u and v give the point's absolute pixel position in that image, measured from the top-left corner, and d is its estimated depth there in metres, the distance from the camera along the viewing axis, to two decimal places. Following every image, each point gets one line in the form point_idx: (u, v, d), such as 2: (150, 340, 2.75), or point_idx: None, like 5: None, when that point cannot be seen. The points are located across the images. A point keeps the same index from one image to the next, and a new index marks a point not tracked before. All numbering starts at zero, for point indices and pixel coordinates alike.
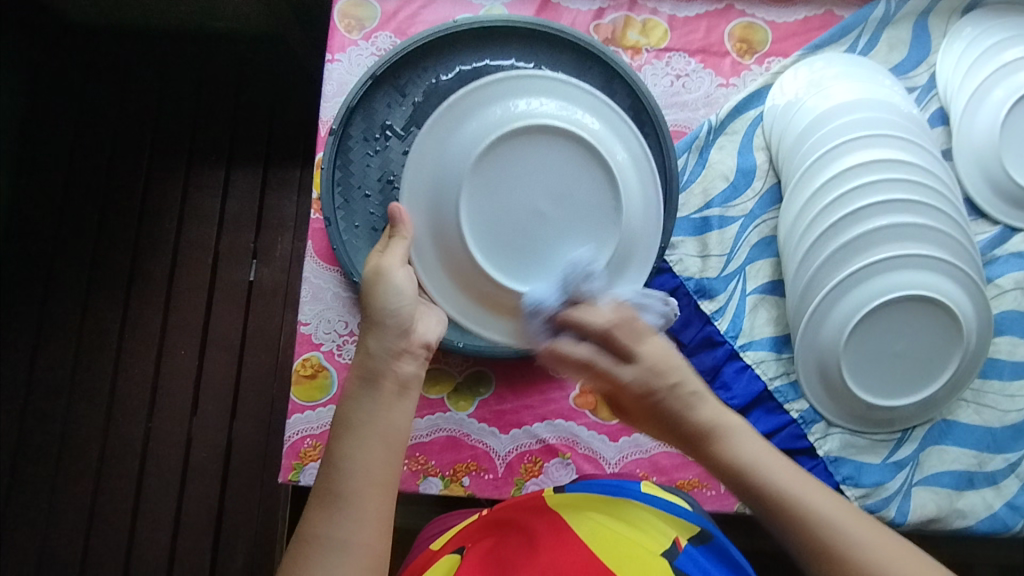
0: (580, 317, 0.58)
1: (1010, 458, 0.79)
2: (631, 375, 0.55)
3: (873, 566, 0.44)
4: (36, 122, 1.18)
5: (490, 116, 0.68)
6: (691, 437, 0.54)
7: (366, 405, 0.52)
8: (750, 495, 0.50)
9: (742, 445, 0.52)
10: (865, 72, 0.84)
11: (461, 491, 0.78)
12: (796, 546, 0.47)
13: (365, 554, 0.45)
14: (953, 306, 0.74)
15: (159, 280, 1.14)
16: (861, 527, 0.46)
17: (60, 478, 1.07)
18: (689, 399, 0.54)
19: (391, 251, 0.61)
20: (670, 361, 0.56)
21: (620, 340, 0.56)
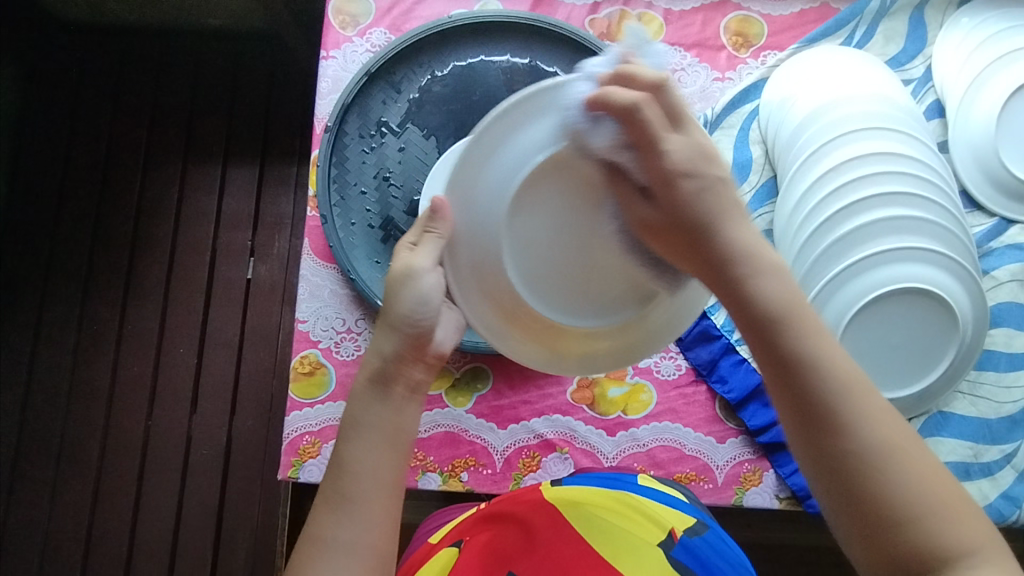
0: (609, 91, 0.47)
1: (1006, 450, 0.79)
2: (672, 153, 0.47)
3: (869, 449, 0.40)
4: (32, 121, 1.18)
5: (546, 128, 0.52)
6: (718, 259, 0.46)
7: (375, 409, 0.49)
8: (768, 339, 0.44)
9: (771, 284, 0.45)
10: (861, 65, 0.84)
11: (459, 486, 0.78)
12: (795, 406, 0.42)
13: (371, 555, 0.45)
14: (949, 298, 0.75)
15: (157, 278, 1.14)
16: (872, 405, 0.41)
17: (60, 476, 1.08)
18: (721, 214, 0.47)
19: (422, 249, 0.53)
20: (713, 153, 0.49)
21: (653, 124, 0.47)
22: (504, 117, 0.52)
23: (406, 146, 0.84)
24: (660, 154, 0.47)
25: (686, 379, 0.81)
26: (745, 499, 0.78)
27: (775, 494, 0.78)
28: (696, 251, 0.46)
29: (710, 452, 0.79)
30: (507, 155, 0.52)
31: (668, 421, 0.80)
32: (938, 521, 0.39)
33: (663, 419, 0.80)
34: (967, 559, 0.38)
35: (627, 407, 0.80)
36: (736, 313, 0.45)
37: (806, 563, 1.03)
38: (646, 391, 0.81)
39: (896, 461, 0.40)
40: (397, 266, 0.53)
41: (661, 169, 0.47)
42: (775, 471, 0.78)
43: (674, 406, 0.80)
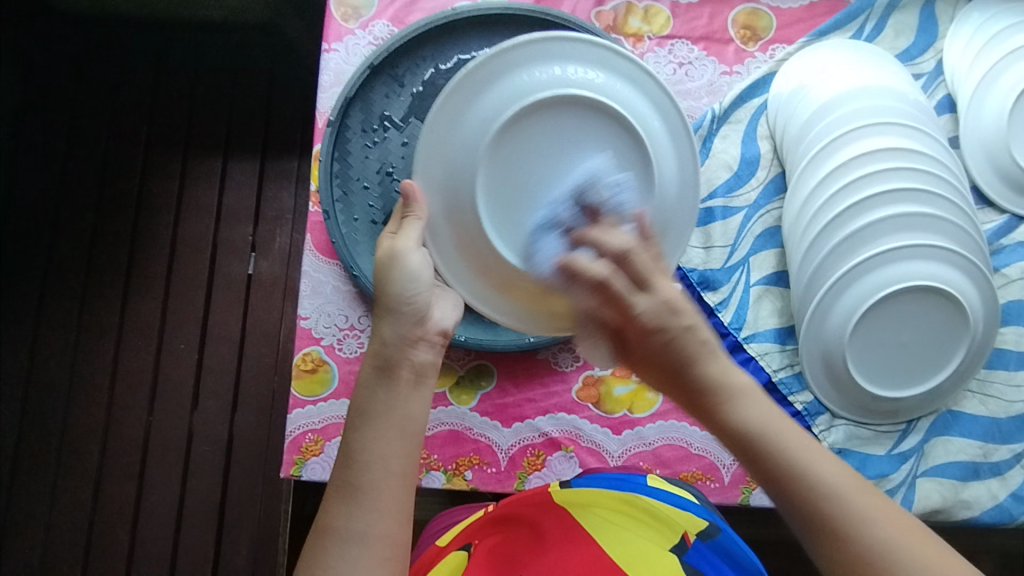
0: (597, 235, 0.50)
1: (1016, 449, 0.78)
2: (647, 305, 0.48)
3: (885, 549, 0.40)
4: (29, 114, 1.17)
5: (516, 84, 0.60)
6: (695, 392, 0.46)
7: (382, 396, 0.50)
8: (755, 459, 0.44)
9: (751, 409, 0.45)
10: (872, 59, 0.82)
11: (464, 485, 0.77)
12: (799, 520, 0.42)
13: (383, 545, 0.45)
14: (961, 296, 0.74)
15: (157, 273, 1.13)
16: (875, 505, 0.41)
17: (61, 472, 1.07)
18: (702, 347, 0.47)
19: (405, 234, 0.57)
20: (682, 299, 0.49)
21: (624, 280, 0.49)
22: (475, 78, 0.60)
23: (410, 141, 0.83)
24: (632, 312, 0.48)
25: None
26: (752, 498, 0.77)
27: None
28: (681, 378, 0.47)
29: (717, 451, 0.78)
30: (482, 108, 0.59)
31: (674, 419, 0.79)
32: None
33: (669, 417, 0.79)
34: None
35: (634, 405, 0.79)
36: (722, 440, 0.46)
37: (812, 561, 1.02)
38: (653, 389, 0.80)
39: (901, 558, 0.39)
40: (381, 251, 0.57)
41: (635, 321, 0.48)
42: None
43: None
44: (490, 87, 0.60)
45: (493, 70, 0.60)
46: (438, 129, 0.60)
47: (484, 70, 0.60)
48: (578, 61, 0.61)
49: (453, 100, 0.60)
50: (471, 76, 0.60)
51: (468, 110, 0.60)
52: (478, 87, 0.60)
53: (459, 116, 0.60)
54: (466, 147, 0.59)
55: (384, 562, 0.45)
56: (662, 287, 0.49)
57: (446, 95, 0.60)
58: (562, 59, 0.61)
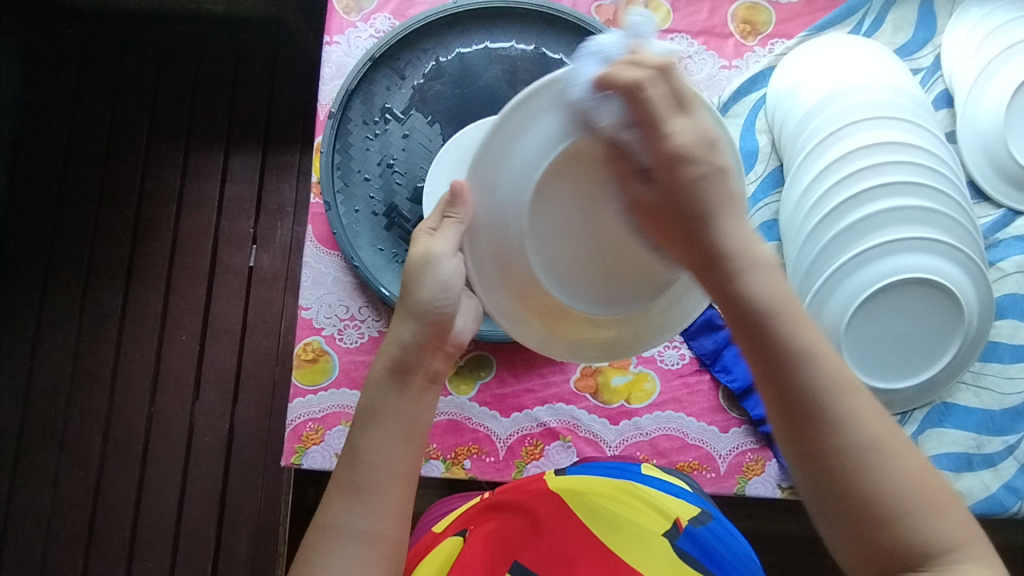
0: (619, 67, 0.46)
1: (1009, 441, 0.79)
2: (676, 134, 0.45)
3: (862, 447, 0.40)
4: (33, 106, 1.17)
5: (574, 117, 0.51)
6: (710, 254, 0.44)
7: (393, 400, 0.50)
8: (761, 334, 0.43)
9: (764, 280, 0.43)
10: (870, 54, 0.83)
11: (463, 474, 0.78)
12: (784, 404, 0.42)
13: (383, 544, 0.47)
14: (956, 289, 0.74)
15: (159, 265, 1.14)
16: (861, 400, 0.42)
17: (64, 461, 1.08)
18: (728, 200, 0.45)
19: (443, 234, 0.54)
20: (715, 143, 0.46)
21: (655, 103, 0.45)
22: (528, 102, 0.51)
23: (411, 133, 0.83)
24: (661, 135, 0.45)
25: (691, 368, 0.81)
26: (748, 488, 0.78)
27: (778, 483, 0.78)
28: (690, 237, 0.45)
29: (713, 441, 0.79)
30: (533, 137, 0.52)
31: (671, 410, 0.80)
32: (921, 516, 0.40)
33: (666, 408, 0.80)
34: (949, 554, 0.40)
35: (631, 396, 0.80)
36: (726, 309, 0.44)
37: (808, 553, 1.03)
38: (650, 379, 0.81)
39: (884, 457, 0.40)
40: (416, 250, 0.54)
41: (666, 153, 0.45)
42: (778, 460, 0.78)
43: (678, 395, 0.80)
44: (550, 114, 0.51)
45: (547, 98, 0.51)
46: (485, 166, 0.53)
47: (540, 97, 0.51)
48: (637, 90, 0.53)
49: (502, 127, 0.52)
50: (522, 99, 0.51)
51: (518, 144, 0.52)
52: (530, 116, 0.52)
53: (510, 148, 0.53)
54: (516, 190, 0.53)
55: (382, 561, 0.47)
56: (683, 126, 0.45)
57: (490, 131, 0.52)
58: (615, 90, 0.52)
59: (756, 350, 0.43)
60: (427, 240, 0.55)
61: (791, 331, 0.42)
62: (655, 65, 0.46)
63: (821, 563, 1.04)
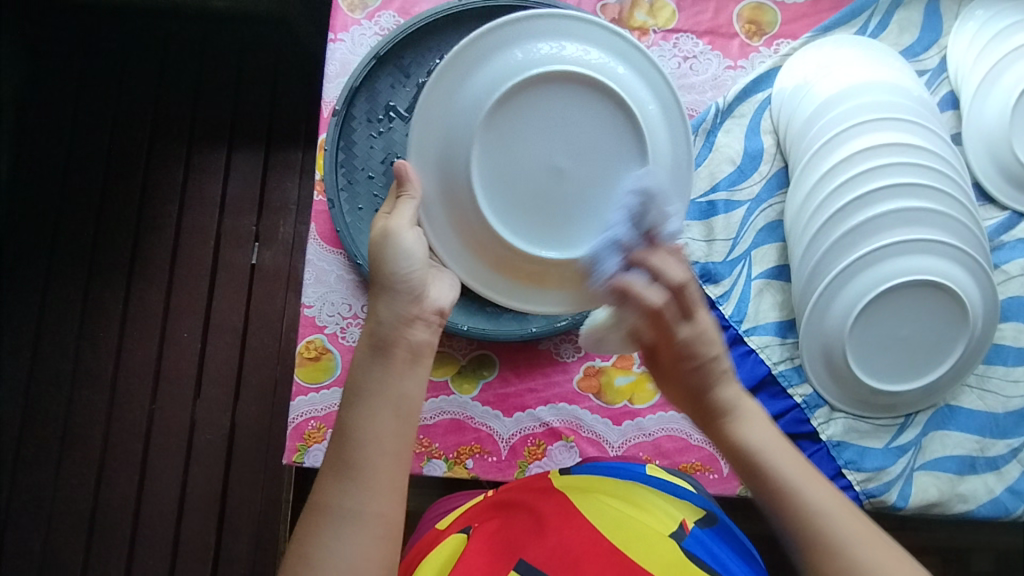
0: (653, 258, 0.53)
1: (1013, 444, 0.79)
2: (685, 333, 0.52)
3: (865, 569, 0.43)
4: (35, 102, 1.17)
5: (504, 63, 0.61)
6: (708, 410, 0.52)
7: (376, 374, 0.50)
8: (757, 483, 0.48)
9: (753, 429, 0.51)
10: (876, 55, 0.82)
11: (465, 473, 0.78)
12: (795, 544, 0.46)
13: (378, 524, 0.45)
14: (961, 291, 0.74)
15: (161, 262, 1.14)
16: (862, 536, 0.44)
17: (65, 458, 1.08)
18: (721, 374, 0.53)
19: (400, 213, 0.58)
20: (717, 335, 0.54)
21: (670, 314, 0.52)
22: (468, 55, 0.62)
23: None
24: (670, 335, 0.53)
25: None
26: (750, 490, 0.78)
27: None
28: (687, 387, 0.53)
29: None
30: (478, 83, 0.61)
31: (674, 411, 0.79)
32: None
33: (669, 409, 0.80)
34: None
35: (634, 396, 0.80)
36: (727, 456, 0.51)
37: None
38: None
39: None
40: (375, 230, 0.57)
41: (671, 342, 0.53)
42: None
43: None
44: (484, 63, 0.62)
45: (479, 54, 0.62)
46: (428, 116, 0.63)
47: (475, 48, 0.62)
48: (559, 39, 0.63)
49: (448, 77, 0.62)
50: (463, 54, 0.62)
51: (461, 88, 0.62)
52: (469, 67, 0.62)
53: (454, 94, 0.62)
54: (462, 124, 0.61)
55: (379, 540, 0.45)
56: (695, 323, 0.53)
57: (432, 84, 0.62)
58: (534, 39, 0.62)
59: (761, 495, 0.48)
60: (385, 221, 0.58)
61: (786, 476, 0.47)
62: (683, 271, 0.53)
63: None
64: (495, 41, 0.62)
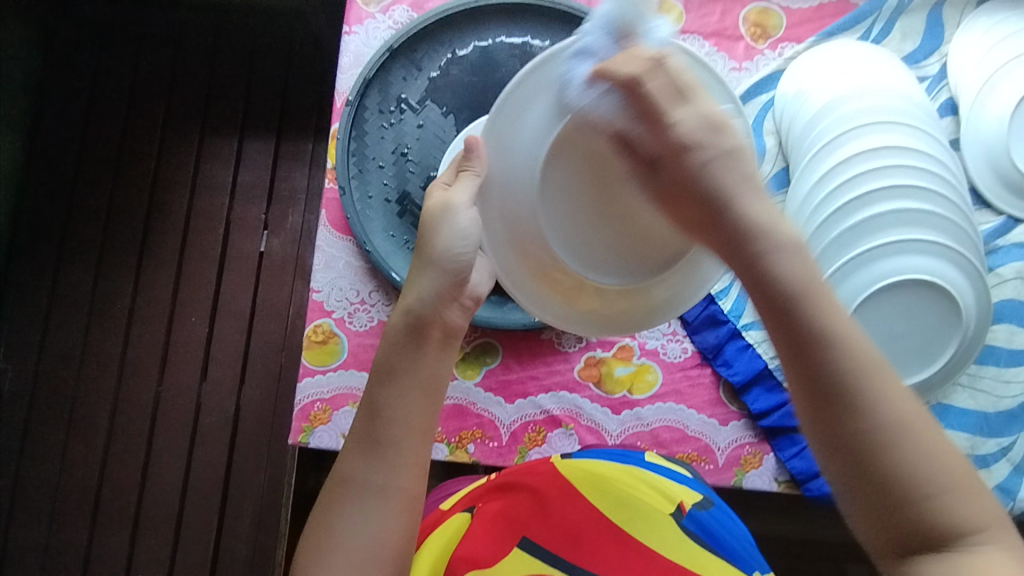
0: (612, 63, 0.46)
1: (1003, 443, 0.81)
2: (686, 117, 0.44)
3: (887, 431, 0.38)
4: (52, 85, 1.19)
5: (581, 81, 0.55)
6: (733, 234, 0.42)
7: (409, 357, 0.53)
8: (785, 317, 0.41)
9: (788, 266, 0.41)
10: (876, 61, 0.84)
11: (466, 457, 0.80)
12: (811, 388, 0.40)
13: (401, 498, 0.50)
14: (953, 291, 0.76)
15: (171, 246, 1.16)
16: (890, 384, 0.39)
17: (72, 435, 1.10)
18: (737, 181, 0.43)
19: (458, 188, 0.56)
20: (723, 119, 0.45)
21: (653, 87, 0.44)
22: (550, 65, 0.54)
23: (425, 123, 0.85)
24: (665, 130, 0.44)
25: (693, 361, 0.83)
26: (745, 481, 0.80)
27: (774, 477, 0.80)
28: (694, 191, 0.43)
29: (713, 433, 0.81)
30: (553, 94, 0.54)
31: (672, 402, 0.81)
32: (948, 498, 0.38)
33: (668, 400, 0.81)
34: (975, 536, 0.38)
35: (633, 387, 0.82)
36: (750, 286, 0.42)
37: (802, 554, 1.05)
38: (653, 371, 0.82)
39: (905, 440, 0.38)
40: (434, 202, 0.57)
41: (666, 138, 0.44)
42: (777, 454, 0.80)
43: (680, 387, 0.82)
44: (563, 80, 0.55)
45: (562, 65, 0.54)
46: (502, 122, 0.56)
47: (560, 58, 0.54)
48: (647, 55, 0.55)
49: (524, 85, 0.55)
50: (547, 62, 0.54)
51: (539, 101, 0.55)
52: (553, 73, 0.55)
53: (527, 103, 0.55)
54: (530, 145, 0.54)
55: (401, 513, 0.49)
56: (689, 111, 0.44)
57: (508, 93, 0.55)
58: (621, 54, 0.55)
59: (792, 341, 0.40)
60: (442, 193, 0.58)
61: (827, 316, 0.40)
62: (655, 54, 0.46)
63: (815, 564, 1.05)
64: (577, 53, 0.54)
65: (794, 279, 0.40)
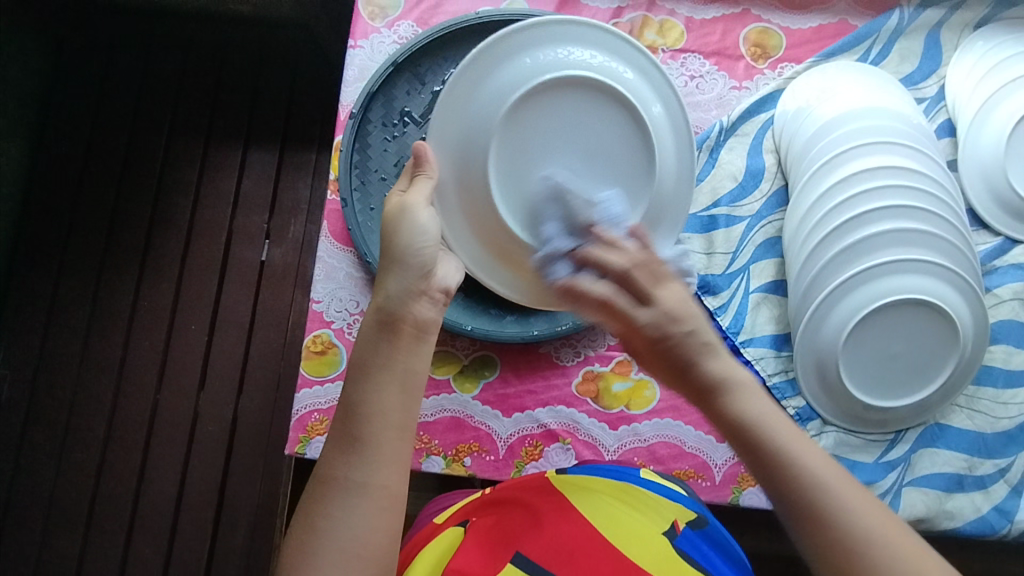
0: (596, 255, 0.52)
1: (1000, 464, 0.80)
2: (649, 316, 0.48)
3: (893, 564, 0.41)
4: (60, 94, 1.20)
5: (520, 65, 0.65)
6: (710, 398, 0.47)
7: (383, 351, 0.52)
8: (758, 466, 0.45)
9: (757, 413, 0.45)
10: (876, 81, 0.85)
11: (462, 471, 0.79)
12: (801, 527, 0.43)
13: (382, 495, 0.47)
14: (951, 312, 0.76)
15: (173, 254, 1.16)
16: (863, 511, 0.42)
17: (69, 441, 1.10)
18: (698, 340, 0.47)
19: (416, 191, 0.60)
20: (685, 297, 0.49)
21: (638, 279, 0.50)
22: (491, 56, 0.66)
23: None
24: (633, 323, 0.49)
25: None
26: (742, 498, 0.80)
27: None
28: (680, 369, 0.47)
29: (710, 450, 0.81)
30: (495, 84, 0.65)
31: (670, 418, 0.81)
32: None
33: (665, 415, 0.81)
34: None
35: (631, 402, 0.82)
36: (724, 433, 0.47)
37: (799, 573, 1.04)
38: (651, 387, 0.82)
39: (909, 572, 0.41)
40: (391, 205, 0.59)
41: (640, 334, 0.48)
42: None
43: (677, 403, 0.82)
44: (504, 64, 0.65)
45: (503, 52, 0.66)
46: (448, 111, 0.66)
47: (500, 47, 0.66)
48: (572, 43, 0.67)
49: (474, 69, 0.66)
50: (488, 52, 0.66)
51: (483, 87, 0.65)
52: (493, 63, 0.66)
53: (472, 94, 0.66)
54: (479, 128, 0.64)
55: (382, 511, 0.47)
56: (664, 290, 0.49)
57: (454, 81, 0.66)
58: (569, 42, 0.67)
59: (766, 484, 0.44)
60: (400, 196, 0.60)
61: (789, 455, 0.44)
62: (619, 264, 0.51)
63: None
64: (514, 43, 0.66)
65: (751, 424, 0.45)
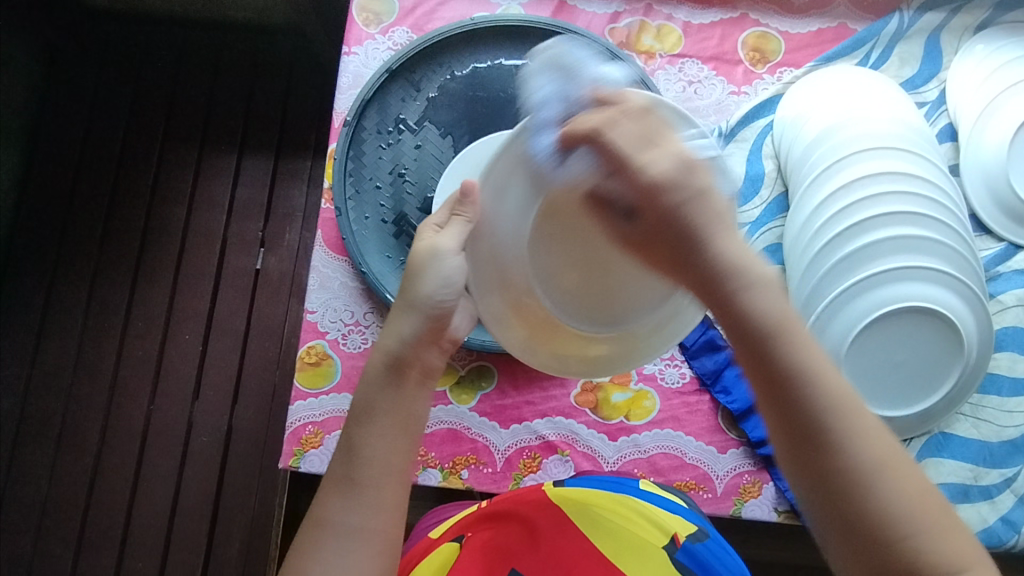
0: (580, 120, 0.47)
1: (1006, 474, 0.79)
2: (649, 170, 0.45)
3: (863, 470, 0.42)
4: (51, 99, 1.19)
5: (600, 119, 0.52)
6: (708, 278, 0.46)
7: (388, 394, 0.50)
8: (762, 359, 0.44)
9: (762, 299, 0.45)
10: (876, 87, 0.84)
11: (459, 484, 0.78)
12: (789, 427, 0.44)
13: (379, 539, 0.46)
14: (954, 318, 0.75)
15: (166, 262, 1.15)
16: (862, 424, 0.43)
17: (61, 453, 1.08)
18: (708, 222, 0.45)
19: (448, 232, 0.54)
20: (695, 162, 0.46)
21: (617, 153, 0.46)
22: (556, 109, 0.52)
23: (423, 144, 0.85)
24: (637, 178, 0.45)
25: (691, 387, 0.82)
26: (744, 510, 0.78)
27: (774, 507, 0.78)
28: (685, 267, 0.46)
29: (711, 461, 0.79)
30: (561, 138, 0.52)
31: (670, 428, 0.80)
32: (925, 531, 0.41)
33: (666, 426, 0.80)
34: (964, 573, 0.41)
35: (630, 413, 0.80)
36: (729, 327, 0.46)
37: None
38: (650, 397, 0.81)
39: (884, 477, 0.42)
40: (421, 246, 0.54)
41: (643, 194, 0.45)
42: (775, 484, 0.79)
43: (677, 414, 0.81)
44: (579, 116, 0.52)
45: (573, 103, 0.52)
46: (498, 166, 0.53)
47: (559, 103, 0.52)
48: None
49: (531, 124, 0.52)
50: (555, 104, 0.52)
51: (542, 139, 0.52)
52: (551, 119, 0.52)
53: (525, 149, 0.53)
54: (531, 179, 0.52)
55: (379, 556, 0.46)
56: (659, 160, 0.45)
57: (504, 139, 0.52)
58: None
59: (767, 388, 0.44)
60: (431, 236, 0.55)
61: (785, 356, 0.44)
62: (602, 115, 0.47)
63: None
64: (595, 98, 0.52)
65: (754, 320, 0.44)
